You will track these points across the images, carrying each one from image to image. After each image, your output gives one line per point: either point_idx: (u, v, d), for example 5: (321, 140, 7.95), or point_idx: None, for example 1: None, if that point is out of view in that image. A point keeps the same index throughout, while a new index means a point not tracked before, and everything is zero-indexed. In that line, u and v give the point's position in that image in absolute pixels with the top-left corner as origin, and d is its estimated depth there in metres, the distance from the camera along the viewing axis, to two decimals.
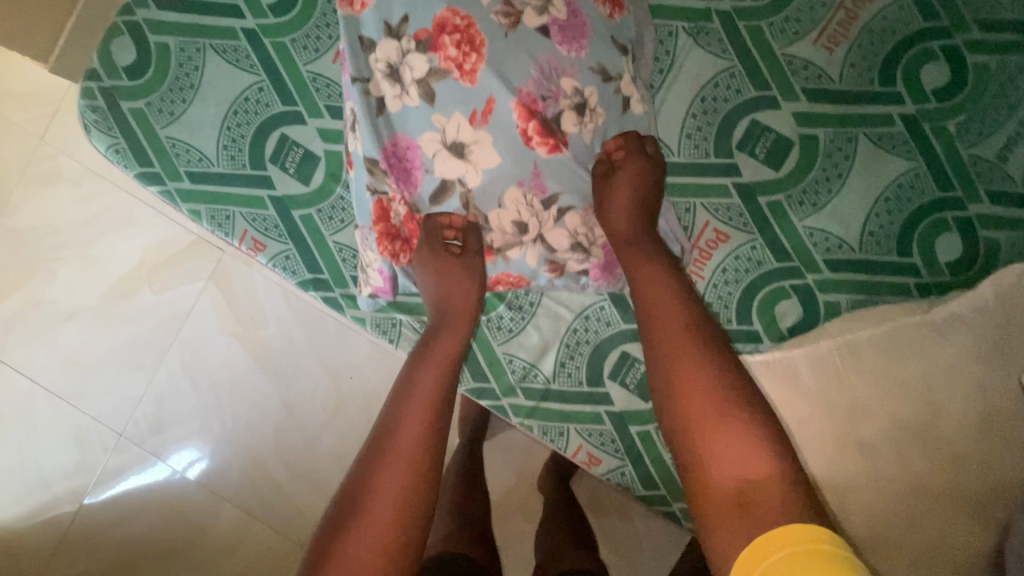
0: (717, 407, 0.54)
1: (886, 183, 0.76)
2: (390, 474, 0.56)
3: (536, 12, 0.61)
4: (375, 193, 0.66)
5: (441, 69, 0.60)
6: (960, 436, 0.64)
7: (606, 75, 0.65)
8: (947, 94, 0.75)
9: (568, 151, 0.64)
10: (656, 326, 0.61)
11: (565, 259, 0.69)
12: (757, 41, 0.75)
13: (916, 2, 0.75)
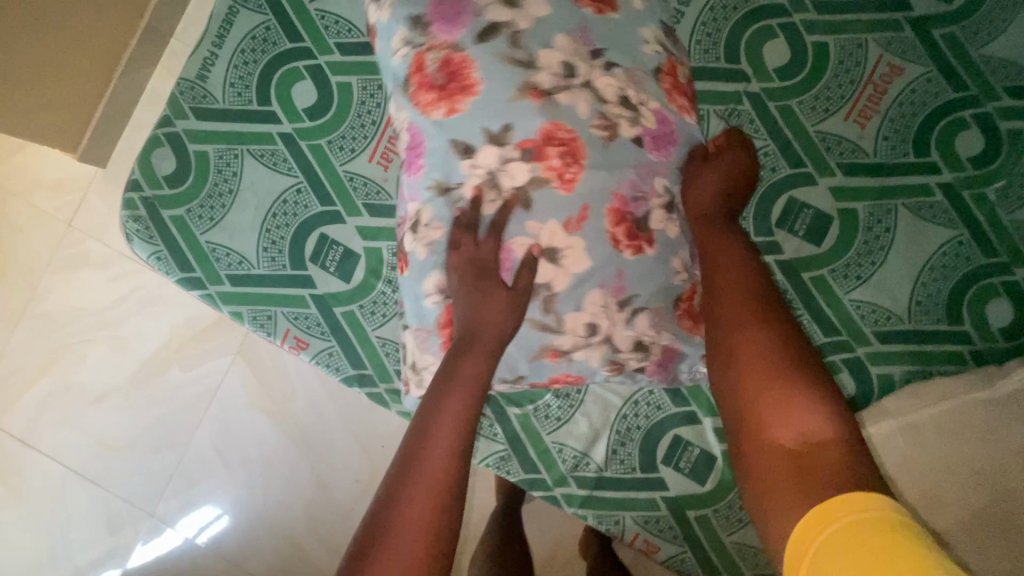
0: (782, 369, 0.51)
1: (930, 252, 0.75)
2: (411, 508, 0.50)
3: (630, 124, 0.62)
4: (440, 299, 0.64)
5: (543, 178, 0.60)
6: None
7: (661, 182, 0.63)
8: (983, 162, 0.75)
9: (654, 249, 0.63)
10: (718, 299, 0.60)
11: (626, 358, 0.65)
12: (789, 121, 0.76)
13: (943, 74, 0.76)
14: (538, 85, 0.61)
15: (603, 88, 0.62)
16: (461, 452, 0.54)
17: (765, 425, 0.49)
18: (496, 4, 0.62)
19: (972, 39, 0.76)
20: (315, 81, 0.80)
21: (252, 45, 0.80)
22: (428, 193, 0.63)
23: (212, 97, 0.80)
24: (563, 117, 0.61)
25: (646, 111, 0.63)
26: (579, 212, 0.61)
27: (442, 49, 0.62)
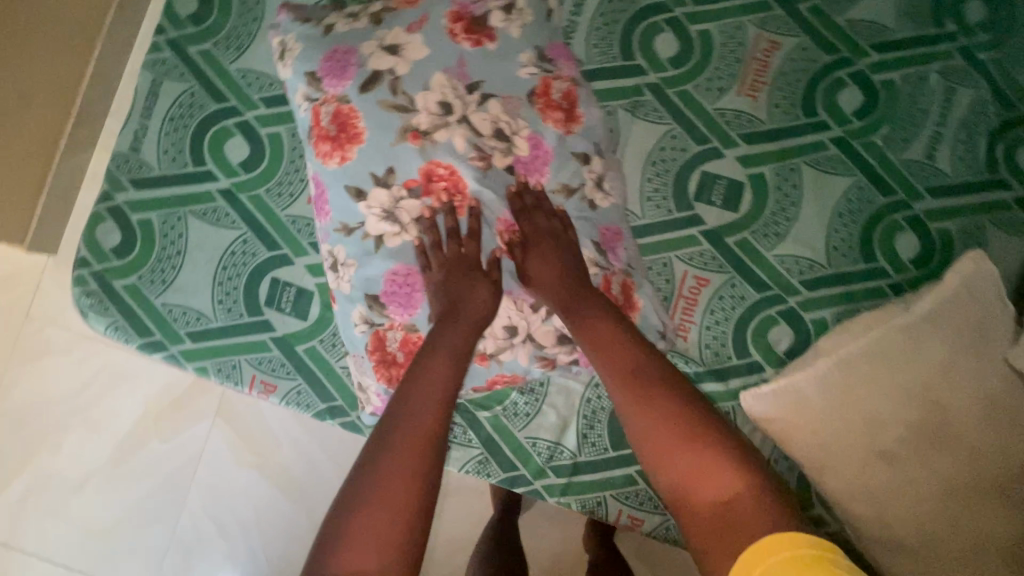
0: (690, 444, 0.55)
1: (837, 201, 0.82)
2: (397, 457, 0.53)
3: (504, 154, 0.65)
4: (370, 325, 0.67)
5: (434, 212, 0.64)
6: (972, 418, 0.66)
7: (570, 190, 0.69)
8: (866, 113, 0.83)
9: None
10: (612, 379, 0.60)
11: (555, 353, 0.69)
12: (689, 104, 0.83)
13: (816, 41, 0.84)
14: (416, 128, 0.63)
15: (478, 121, 0.65)
16: (445, 412, 0.57)
17: (689, 497, 0.53)
18: (377, 53, 0.65)
19: (835, 7, 0.84)
20: (245, 136, 0.83)
21: (179, 111, 0.84)
22: (336, 234, 0.66)
23: (147, 165, 0.84)
24: (438, 153, 0.63)
25: (520, 139, 0.66)
26: (470, 233, 0.64)
27: (332, 103, 0.65)
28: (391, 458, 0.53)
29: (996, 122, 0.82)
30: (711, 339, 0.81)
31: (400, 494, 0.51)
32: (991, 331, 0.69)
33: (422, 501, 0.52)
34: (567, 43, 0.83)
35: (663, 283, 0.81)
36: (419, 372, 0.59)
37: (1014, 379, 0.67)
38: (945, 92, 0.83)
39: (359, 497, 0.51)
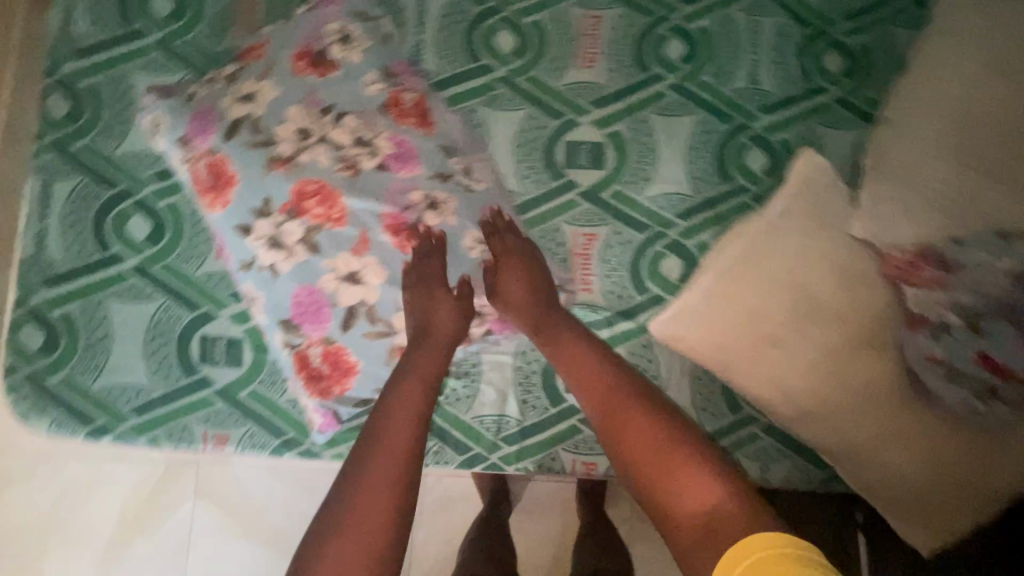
0: (667, 452, 0.60)
1: (687, 137, 0.92)
2: (376, 471, 0.56)
3: (369, 157, 0.72)
4: (291, 346, 0.71)
5: (316, 226, 0.69)
6: (833, 291, 0.75)
7: (444, 175, 0.76)
8: (690, 58, 0.94)
9: (440, 240, 0.73)
10: (588, 394, 0.67)
11: None
12: (538, 86, 0.92)
13: (632, 8, 0.94)
14: (281, 157, 0.70)
15: (338, 137, 0.72)
16: (419, 429, 0.60)
17: (669, 504, 0.58)
18: (233, 104, 0.72)
19: None
20: (143, 213, 0.88)
21: (74, 206, 0.88)
22: (242, 272, 0.71)
23: (55, 263, 0.87)
24: (306, 172, 0.70)
25: (381, 141, 0.73)
26: (360, 238, 0.70)
27: (204, 156, 0.71)
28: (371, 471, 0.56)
29: (799, 39, 0.95)
30: (612, 284, 0.89)
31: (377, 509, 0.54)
32: (829, 210, 0.80)
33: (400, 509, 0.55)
34: (418, 60, 0.92)
35: (556, 248, 0.89)
36: (395, 393, 0.63)
37: (858, 246, 0.77)
38: (751, 25, 0.95)
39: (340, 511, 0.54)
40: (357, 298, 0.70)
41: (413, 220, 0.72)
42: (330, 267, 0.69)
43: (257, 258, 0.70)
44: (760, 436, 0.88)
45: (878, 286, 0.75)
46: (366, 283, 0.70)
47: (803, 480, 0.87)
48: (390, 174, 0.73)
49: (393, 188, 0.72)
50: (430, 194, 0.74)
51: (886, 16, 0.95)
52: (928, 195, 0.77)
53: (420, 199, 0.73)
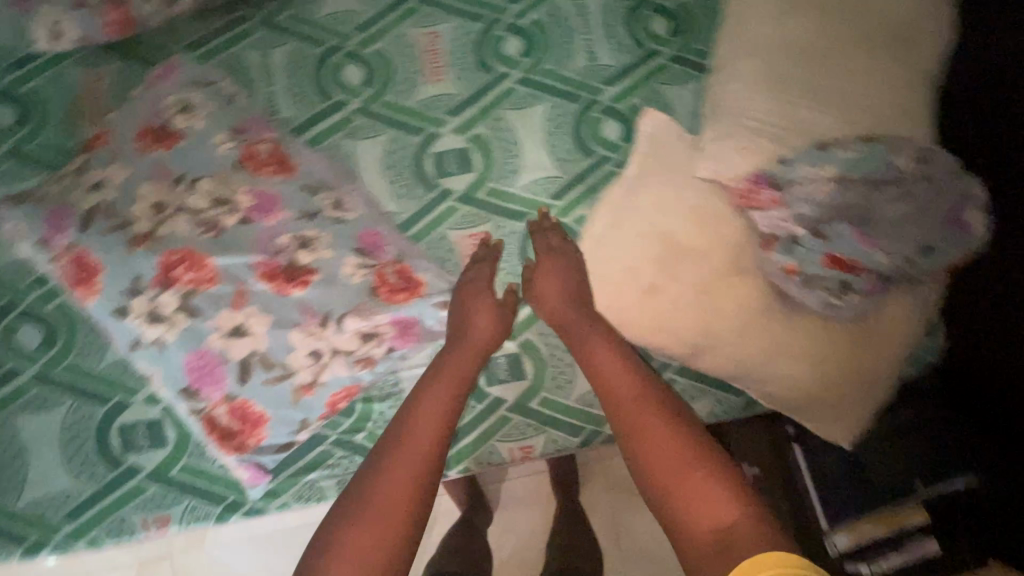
0: (688, 465, 0.66)
1: (544, 123, 0.97)
2: (396, 469, 0.64)
3: (230, 214, 0.75)
4: (197, 411, 0.73)
5: (190, 292, 0.71)
6: (694, 230, 0.81)
7: (310, 214, 0.79)
8: (529, 51, 0.99)
9: (319, 275, 0.76)
10: (617, 408, 0.74)
11: (366, 350, 0.77)
12: (393, 108, 0.96)
13: (464, 18, 1.00)
14: (141, 234, 0.72)
15: (196, 204, 0.74)
16: (445, 430, 0.70)
17: (688, 517, 0.63)
18: (83, 195, 0.73)
19: None
20: (30, 321, 0.87)
21: None
22: (132, 353, 0.72)
23: None
24: (168, 244, 0.72)
25: (240, 196, 0.76)
26: (237, 292, 0.72)
27: (67, 252, 0.72)
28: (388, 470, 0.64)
29: (624, 11, 1.02)
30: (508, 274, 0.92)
31: (396, 505, 0.62)
32: (678, 159, 0.86)
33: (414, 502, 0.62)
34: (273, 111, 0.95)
35: (446, 255, 0.91)
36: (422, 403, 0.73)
37: (709, 184, 0.82)
38: (578, 9, 1.02)
39: (359, 504, 0.62)
40: (247, 350, 0.71)
41: (285, 263, 0.74)
42: (212, 327, 0.71)
43: (143, 336, 0.71)
44: (678, 379, 0.91)
45: (731, 217, 0.81)
46: (253, 334, 0.72)
47: (726, 412, 0.92)
48: (255, 226, 0.75)
49: (261, 237, 0.75)
50: (299, 235, 0.77)
51: None
52: (760, 124, 0.83)
53: (290, 241, 0.76)
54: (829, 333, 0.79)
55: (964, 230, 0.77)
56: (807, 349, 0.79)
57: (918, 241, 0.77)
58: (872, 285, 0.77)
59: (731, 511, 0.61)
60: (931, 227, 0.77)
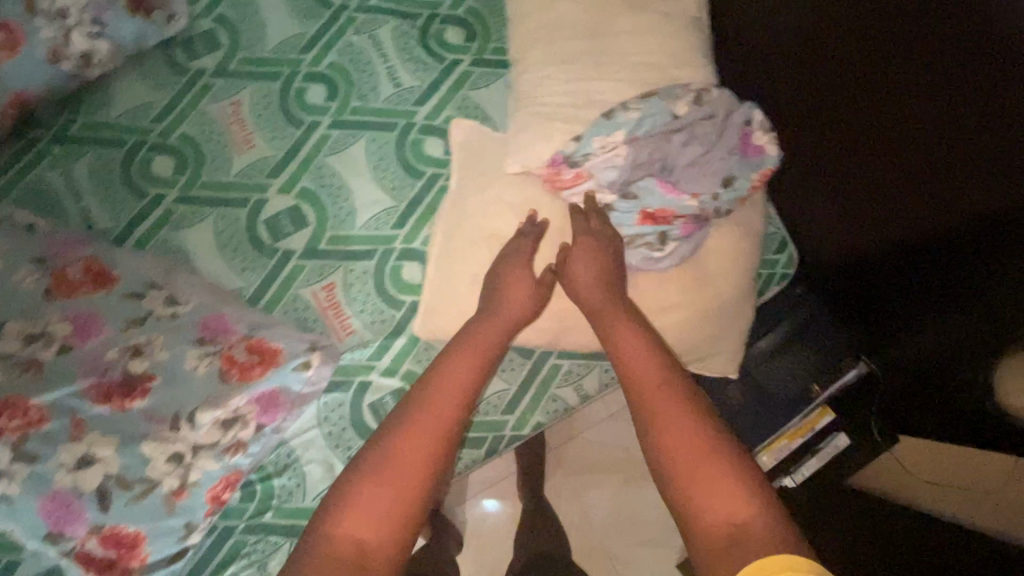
0: (705, 453, 0.59)
1: (367, 158, 0.98)
2: (416, 443, 0.63)
3: (46, 346, 0.73)
4: (67, 554, 0.68)
5: (20, 438, 0.67)
6: (513, 226, 0.85)
7: (137, 319, 0.78)
8: (334, 94, 1.00)
9: (158, 378, 0.75)
10: (637, 385, 0.67)
11: (233, 437, 0.77)
12: (212, 187, 0.95)
13: (260, 79, 0.99)
14: None
15: (5, 347, 0.72)
16: (464, 405, 0.67)
17: (702, 510, 0.57)
18: None
19: (254, 48, 1.00)
20: None
21: None
22: None
23: None
24: None
25: (56, 325, 0.75)
26: (74, 422, 0.70)
27: None
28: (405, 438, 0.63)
29: (417, 30, 1.03)
30: (369, 314, 0.94)
31: (415, 473, 0.61)
32: (489, 161, 0.89)
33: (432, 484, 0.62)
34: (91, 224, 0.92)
35: (304, 314, 0.92)
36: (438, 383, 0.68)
37: (519, 180, 0.86)
38: (372, 40, 1.02)
39: (376, 478, 0.61)
40: (99, 477, 0.69)
41: (117, 378, 0.73)
42: (56, 466, 0.68)
43: None
44: (559, 362, 0.95)
45: (545, 204, 0.85)
46: (102, 458, 0.70)
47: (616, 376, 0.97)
48: (79, 350, 0.74)
49: (90, 359, 0.74)
50: (128, 344, 0.76)
51: None
52: (554, 108, 0.86)
53: (119, 354, 0.75)
54: (671, 282, 0.83)
55: (757, 154, 0.82)
56: (656, 302, 0.82)
57: (719, 175, 0.81)
58: (686, 228, 0.81)
59: (740, 513, 0.55)
60: (726, 159, 0.81)
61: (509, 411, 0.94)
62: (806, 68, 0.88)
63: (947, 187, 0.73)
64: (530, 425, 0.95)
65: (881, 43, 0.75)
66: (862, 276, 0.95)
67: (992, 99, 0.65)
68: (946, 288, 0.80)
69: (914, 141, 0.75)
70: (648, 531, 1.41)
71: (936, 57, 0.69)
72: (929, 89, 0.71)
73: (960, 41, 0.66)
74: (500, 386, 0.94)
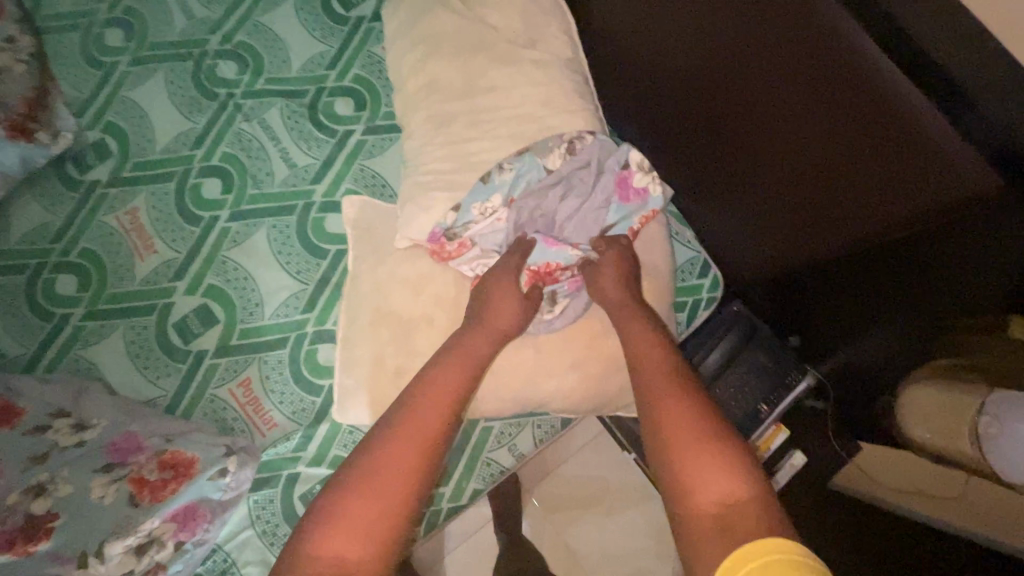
0: (703, 435, 0.57)
1: (268, 244, 0.97)
2: (395, 458, 0.59)
3: None
4: None
5: None
6: (410, 302, 0.84)
7: (42, 456, 0.78)
8: (229, 184, 1.00)
9: (63, 515, 0.75)
10: (644, 374, 0.66)
11: (149, 561, 0.76)
12: (117, 298, 0.95)
13: (154, 182, 0.99)
14: None
15: None
16: (447, 416, 0.64)
17: (694, 487, 0.53)
18: None
19: (145, 152, 1.00)
20: None
21: None
22: None
23: None
24: None
25: None
26: None
27: None
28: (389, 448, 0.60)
29: (305, 107, 1.02)
30: (288, 405, 0.92)
31: (396, 487, 0.57)
32: (382, 240, 0.89)
33: (415, 503, 0.57)
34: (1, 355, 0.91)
35: (222, 416, 0.91)
36: (425, 385, 0.67)
37: (412, 256, 0.86)
38: (261, 124, 1.02)
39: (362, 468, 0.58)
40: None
41: (17, 524, 0.71)
42: None
43: None
44: (489, 426, 0.94)
45: (438, 278, 0.85)
46: None
47: (548, 431, 0.96)
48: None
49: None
50: (31, 484, 0.75)
51: (358, 45, 1.06)
52: (435, 177, 0.84)
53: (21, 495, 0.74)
54: (575, 338, 0.83)
55: (639, 197, 0.84)
56: (563, 359, 0.83)
57: (597, 226, 0.84)
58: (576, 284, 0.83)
59: (742, 491, 0.52)
60: (604, 209, 0.84)
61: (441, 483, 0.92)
62: (693, 85, 0.84)
63: (834, 196, 0.72)
64: (466, 493, 0.92)
65: (773, 77, 0.71)
66: (783, 283, 0.93)
67: (833, 107, 0.65)
68: (871, 302, 0.79)
69: (809, 170, 0.73)
70: (642, 556, 1.34)
71: (813, 91, 0.67)
72: (819, 131, 0.68)
73: (849, 102, 0.63)
74: None
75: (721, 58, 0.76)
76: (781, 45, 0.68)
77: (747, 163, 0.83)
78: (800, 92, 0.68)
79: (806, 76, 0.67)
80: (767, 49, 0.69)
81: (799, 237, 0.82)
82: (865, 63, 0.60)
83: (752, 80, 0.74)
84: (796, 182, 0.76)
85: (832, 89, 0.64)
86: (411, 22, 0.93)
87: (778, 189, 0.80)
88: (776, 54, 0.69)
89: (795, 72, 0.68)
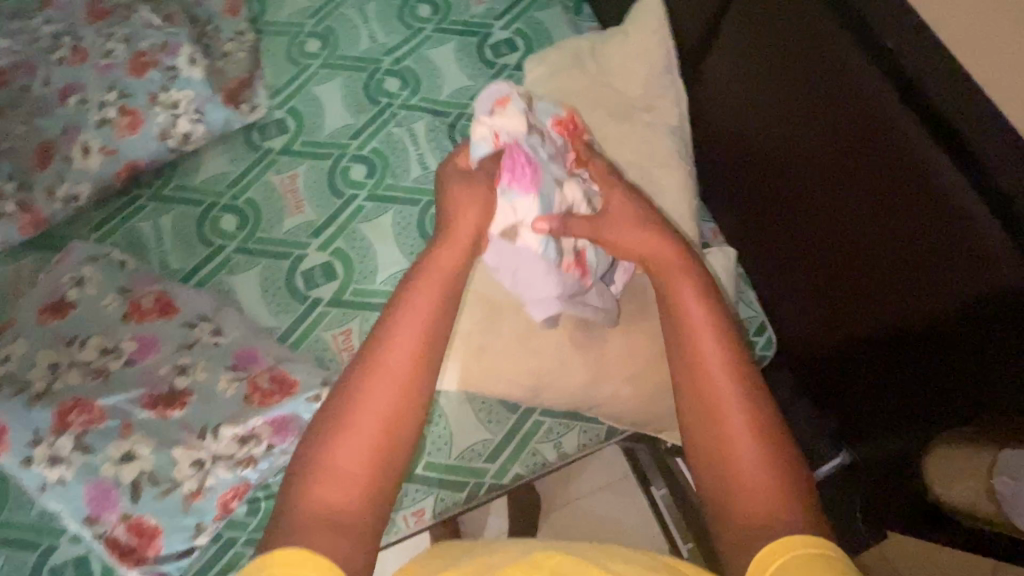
0: (755, 455, 0.65)
1: (391, 226, 1.16)
2: (375, 403, 0.66)
3: (117, 360, 0.94)
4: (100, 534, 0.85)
5: (87, 432, 0.88)
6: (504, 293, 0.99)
7: (187, 346, 0.97)
8: (372, 172, 1.21)
9: (195, 395, 0.93)
10: (700, 373, 0.71)
11: (245, 452, 0.90)
12: (263, 242, 1.15)
13: (315, 158, 1.22)
14: (37, 393, 0.91)
15: (85, 357, 0.94)
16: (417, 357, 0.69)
17: (736, 504, 0.64)
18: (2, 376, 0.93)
19: (314, 134, 1.24)
20: None
21: None
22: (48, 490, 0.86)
23: None
24: (71, 395, 0.90)
25: (126, 343, 0.96)
26: (123, 424, 0.89)
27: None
28: (367, 400, 0.67)
29: (446, 125, 1.24)
30: None
31: (374, 439, 0.65)
32: None
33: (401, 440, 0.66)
34: (166, 263, 1.13)
35: (324, 354, 1.07)
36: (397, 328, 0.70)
37: None
38: (408, 131, 1.24)
39: (341, 416, 0.67)
40: (136, 472, 0.86)
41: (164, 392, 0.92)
42: (104, 459, 0.87)
43: (46, 479, 0.86)
44: (541, 419, 1.05)
45: None
46: (143, 455, 0.87)
47: (592, 439, 1.06)
48: (138, 366, 0.94)
49: (143, 374, 0.93)
50: (176, 364, 0.95)
51: None
52: None
53: (169, 370, 0.94)
54: (637, 354, 0.95)
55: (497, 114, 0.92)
56: (622, 369, 0.95)
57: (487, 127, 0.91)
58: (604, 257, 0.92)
59: (783, 521, 0.61)
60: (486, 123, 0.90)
61: (491, 459, 1.03)
62: (785, 172, 0.97)
63: (896, 290, 0.81)
64: (510, 475, 1.03)
65: (860, 179, 0.82)
66: (833, 360, 1.00)
67: (908, 216, 0.76)
68: (910, 399, 0.86)
69: (877, 263, 0.83)
70: None
71: (894, 198, 0.78)
72: (894, 231, 0.79)
73: (923, 213, 0.74)
74: (486, 435, 1.03)
75: (816, 156, 0.89)
76: (871, 157, 0.80)
77: (818, 246, 0.94)
78: (880, 198, 0.80)
79: (884, 176, 0.78)
80: (860, 156, 0.82)
81: (857, 321, 0.91)
82: (941, 187, 0.71)
83: (840, 179, 0.86)
84: (864, 271, 0.86)
85: (905, 194, 0.76)
86: (549, 74, 1.14)
87: (845, 275, 0.90)
88: (866, 163, 0.81)
89: (879, 181, 0.80)
